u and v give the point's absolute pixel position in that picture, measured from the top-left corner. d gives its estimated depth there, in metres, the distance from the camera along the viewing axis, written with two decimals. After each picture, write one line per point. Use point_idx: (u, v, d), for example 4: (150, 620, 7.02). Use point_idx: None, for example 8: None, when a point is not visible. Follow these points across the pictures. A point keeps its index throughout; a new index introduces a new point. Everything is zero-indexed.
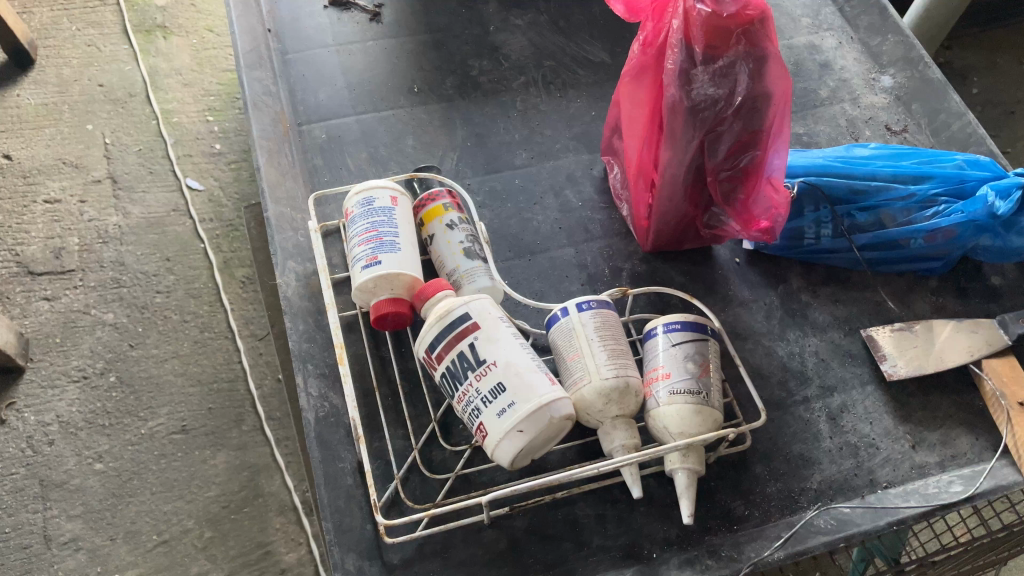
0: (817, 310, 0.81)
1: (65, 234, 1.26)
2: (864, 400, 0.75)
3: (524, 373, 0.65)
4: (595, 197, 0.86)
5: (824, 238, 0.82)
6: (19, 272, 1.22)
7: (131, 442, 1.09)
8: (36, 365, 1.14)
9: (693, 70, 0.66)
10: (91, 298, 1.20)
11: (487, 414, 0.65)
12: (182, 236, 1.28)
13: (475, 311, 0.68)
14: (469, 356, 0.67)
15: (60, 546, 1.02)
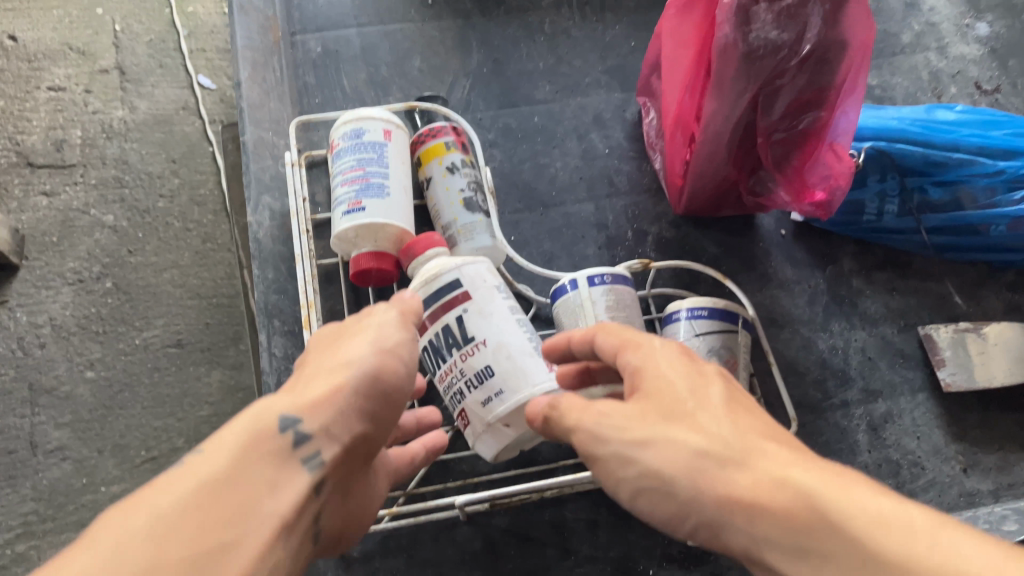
0: (869, 299, 0.69)
1: (68, 124, 1.10)
2: (914, 411, 0.65)
3: (518, 357, 0.52)
4: (624, 144, 0.75)
5: (888, 215, 0.69)
6: (19, 163, 1.07)
7: (125, 352, 0.98)
8: (31, 265, 1.02)
9: (755, 7, 0.53)
10: (91, 197, 1.06)
11: (471, 402, 0.53)
12: (191, 137, 1.11)
13: (467, 276, 0.54)
14: (455, 331, 0.53)
15: (46, 454, 0.93)
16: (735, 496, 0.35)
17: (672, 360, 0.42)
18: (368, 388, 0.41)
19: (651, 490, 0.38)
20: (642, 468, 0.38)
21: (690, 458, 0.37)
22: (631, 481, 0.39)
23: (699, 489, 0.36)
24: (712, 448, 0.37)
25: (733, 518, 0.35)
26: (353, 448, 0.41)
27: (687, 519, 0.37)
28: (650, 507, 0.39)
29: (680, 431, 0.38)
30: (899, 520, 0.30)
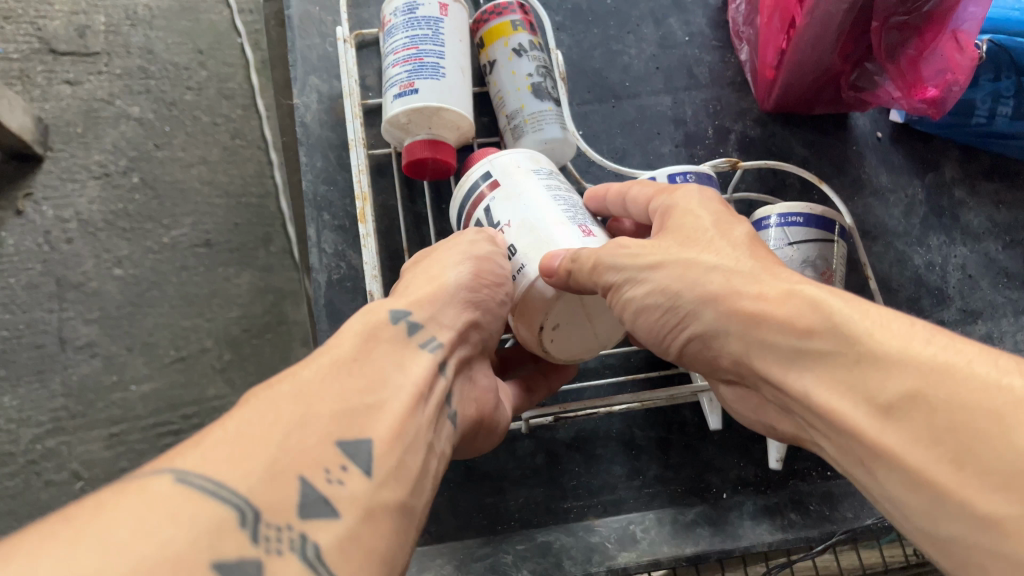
0: (972, 212, 0.63)
1: (91, 9, 1.00)
2: (1017, 334, 0.59)
3: (542, 227, 0.43)
4: (705, 33, 0.68)
5: (1000, 118, 0.62)
6: (40, 50, 0.98)
7: (153, 250, 0.92)
8: (56, 156, 0.94)
9: None
10: (116, 87, 0.97)
11: (503, 291, 0.45)
12: (218, 26, 1.01)
13: (502, 158, 0.46)
14: (485, 218, 0.46)
15: (76, 350, 0.89)
16: (750, 308, 0.36)
17: (704, 202, 0.43)
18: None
19: (656, 304, 0.40)
20: (662, 285, 0.40)
21: (710, 274, 0.39)
22: (637, 301, 0.40)
23: (712, 305, 0.38)
24: (737, 267, 0.38)
25: (737, 326, 0.37)
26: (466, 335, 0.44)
27: (689, 328, 0.40)
28: (650, 324, 0.41)
29: (703, 254, 0.40)
30: (902, 327, 0.32)
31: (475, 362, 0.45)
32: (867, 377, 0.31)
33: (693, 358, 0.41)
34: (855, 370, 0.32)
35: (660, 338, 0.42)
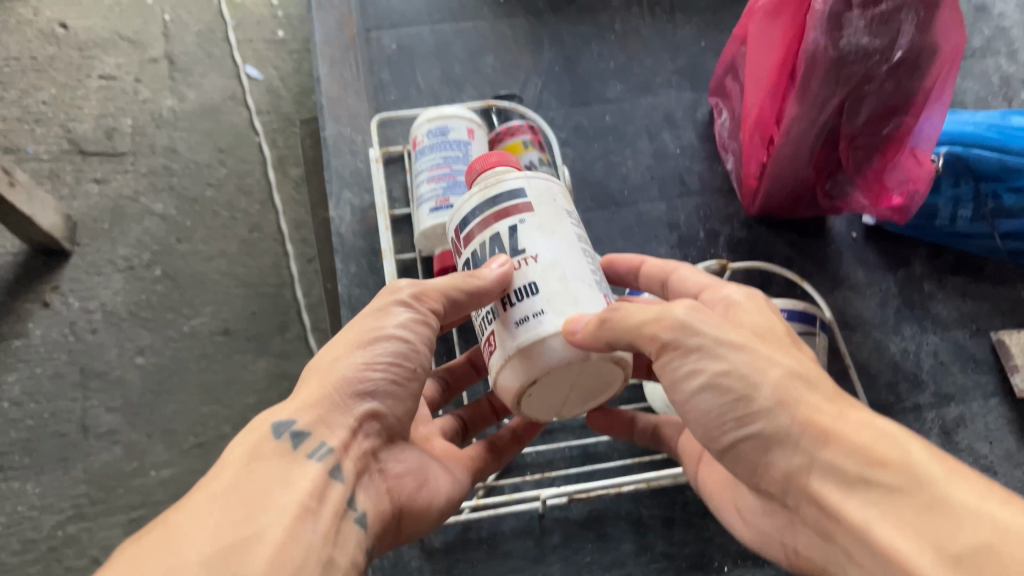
0: (941, 303, 0.70)
1: (118, 113, 1.11)
2: (986, 416, 0.65)
3: (574, 284, 0.38)
4: (695, 145, 0.76)
5: (961, 220, 0.69)
6: (69, 150, 1.08)
7: (172, 339, 0.98)
8: (83, 251, 1.02)
9: (847, 13, 0.53)
10: (140, 185, 1.07)
11: (503, 326, 0.39)
12: (237, 127, 1.13)
13: (541, 183, 0.41)
14: (504, 238, 0.40)
15: (97, 437, 0.92)
16: (823, 412, 0.36)
17: (765, 308, 0.43)
18: (380, 361, 0.42)
19: (732, 390, 0.38)
20: (739, 370, 0.38)
21: (789, 380, 0.37)
22: (700, 376, 0.38)
23: (787, 404, 0.36)
24: (804, 373, 0.38)
25: (806, 432, 0.36)
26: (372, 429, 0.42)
27: (751, 425, 0.37)
28: (703, 410, 0.39)
29: (778, 356, 0.39)
30: (979, 481, 0.32)
31: (387, 452, 0.44)
32: (935, 524, 0.31)
33: (738, 459, 0.39)
34: (924, 515, 0.31)
35: (711, 433, 0.39)
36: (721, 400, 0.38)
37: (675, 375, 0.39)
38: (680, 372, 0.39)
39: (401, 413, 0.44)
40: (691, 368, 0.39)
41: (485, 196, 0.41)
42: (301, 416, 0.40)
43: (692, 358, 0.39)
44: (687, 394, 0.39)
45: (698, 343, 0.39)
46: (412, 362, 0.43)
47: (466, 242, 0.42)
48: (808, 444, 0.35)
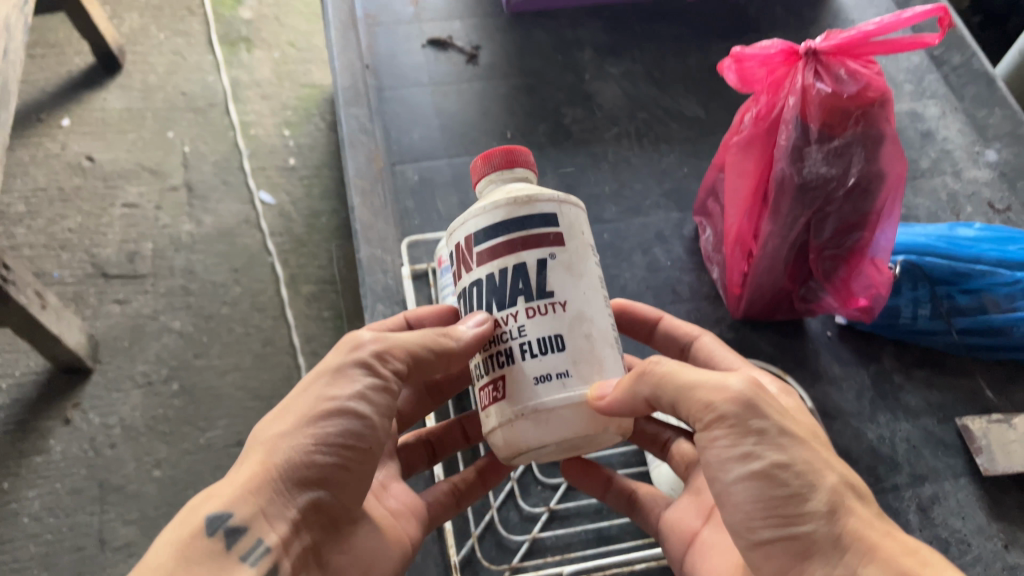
0: (910, 393, 0.78)
1: (140, 239, 1.29)
2: (957, 493, 0.72)
3: (597, 342, 0.45)
4: (684, 258, 0.86)
5: (922, 318, 0.79)
6: (94, 273, 1.24)
7: (188, 451, 1.09)
8: (103, 368, 1.15)
9: (807, 147, 0.64)
10: (160, 305, 1.22)
11: (522, 371, 0.44)
12: (250, 248, 1.31)
13: (571, 217, 0.46)
14: (536, 273, 0.45)
15: (113, 551, 1.00)
16: (864, 528, 0.40)
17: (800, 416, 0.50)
18: (326, 443, 0.46)
19: (785, 488, 0.41)
20: (795, 467, 0.42)
21: (838, 489, 0.42)
22: (749, 465, 0.42)
23: (832, 511, 0.41)
24: (851, 485, 0.43)
25: (853, 542, 0.40)
26: (314, 518, 0.46)
27: (795, 527, 0.41)
28: (742, 501, 0.42)
29: (830, 464, 0.43)
30: None
31: (329, 536, 0.48)
32: None
33: (767, 557, 0.42)
34: None
35: (745, 523, 0.43)
36: (765, 497, 0.42)
37: (722, 456, 0.43)
38: (730, 459, 0.43)
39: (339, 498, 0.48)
40: (743, 454, 0.42)
41: (518, 219, 0.45)
42: (239, 509, 0.44)
43: (750, 442, 0.42)
44: (727, 480, 0.43)
45: (766, 436, 0.42)
46: (357, 444, 0.47)
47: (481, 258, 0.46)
48: (848, 554, 0.40)
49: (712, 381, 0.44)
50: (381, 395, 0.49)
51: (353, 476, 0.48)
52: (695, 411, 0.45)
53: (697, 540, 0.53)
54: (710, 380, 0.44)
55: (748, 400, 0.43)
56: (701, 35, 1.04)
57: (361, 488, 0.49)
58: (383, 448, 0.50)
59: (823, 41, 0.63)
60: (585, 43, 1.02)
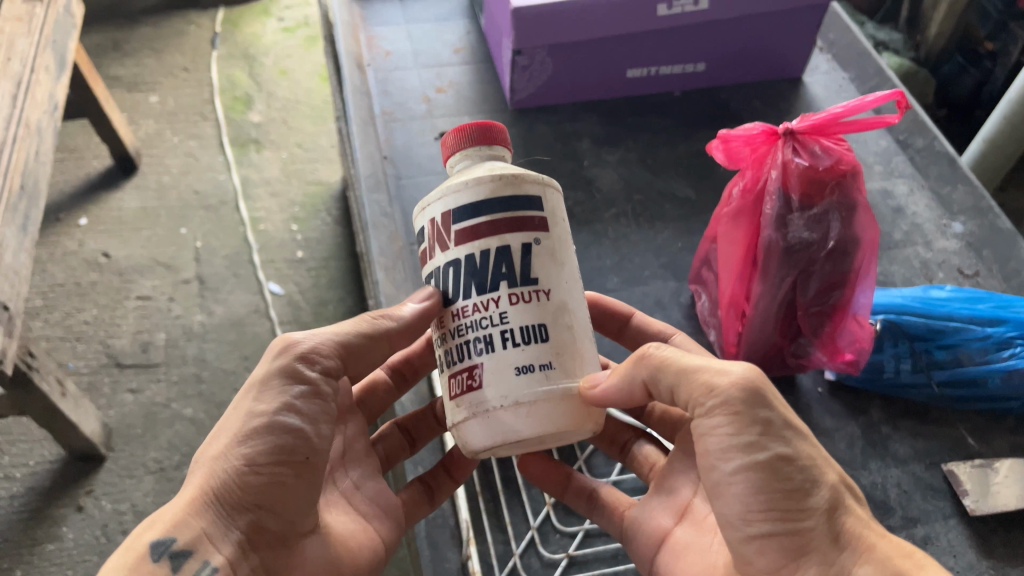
0: (897, 442, 0.84)
1: (153, 329, 1.59)
2: (948, 533, 0.77)
3: (577, 333, 0.54)
4: (682, 322, 0.93)
5: (904, 372, 0.85)
6: (109, 362, 1.54)
7: None
8: (116, 455, 1.40)
9: (789, 215, 0.73)
10: (172, 394, 1.50)
11: (502, 364, 0.51)
12: (260, 335, 1.61)
13: (549, 205, 0.55)
14: (520, 256, 0.53)
15: None
16: (858, 529, 0.49)
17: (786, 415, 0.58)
18: (254, 460, 0.52)
19: (789, 480, 0.48)
20: (798, 462, 0.49)
21: (836, 487, 0.50)
22: (749, 458, 0.49)
23: (832, 509, 0.49)
24: (845, 483, 0.51)
25: (852, 541, 0.48)
26: (255, 536, 0.52)
27: (797, 522, 0.48)
28: (738, 499, 0.49)
29: (827, 463, 0.51)
30: None
31: (277, 552, 0.54)
32: None
33: (760, 550, 0.49)
34: None
35: (744, 517, 0.49)
36: (768, 489, 0.48)
37: (726, 447, 0.50)
38: (734, 449, 0.49)
39: (279, 513, 0.53)
40: (746, 442, 0.49)
41: (505, 203, 0.53)
42: (181, 533, 0.49)
43: (755, 433, 0.49)
44: (729, 468, 0.50)
45: (772, 430, 0.49)
46: (288, 454, 0.53)
47: (465, 236, 0.53)
48: (847, 552, 0.48)
49: (715, 368, 0.52)
50: (308, 402, 0.55)
51: (290, 488, 0.53)
52: (697, 391, 0.52)
53: (670, 538, 0.60)
54: (714, 367, 0.52)
55: (752, 392, 0.50)
56: (687, 125, 1.15)
57: (303, 502, 0.54)
58: (317, 457, 0.55)
59: (799, 122, 0.73)
60: (583, 134, 1.12)
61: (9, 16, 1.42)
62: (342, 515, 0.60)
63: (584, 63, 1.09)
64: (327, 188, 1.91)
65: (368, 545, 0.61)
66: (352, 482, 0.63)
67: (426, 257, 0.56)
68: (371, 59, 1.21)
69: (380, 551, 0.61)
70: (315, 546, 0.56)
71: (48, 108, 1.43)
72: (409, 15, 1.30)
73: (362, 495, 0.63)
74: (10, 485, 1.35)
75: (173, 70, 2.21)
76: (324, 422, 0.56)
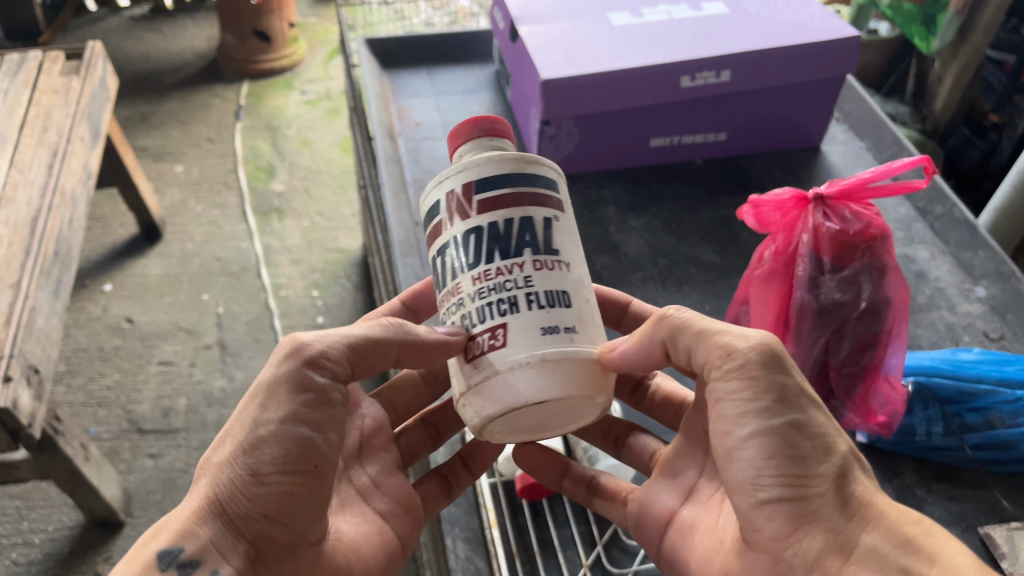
0: (933, 505, 0.84)
1: (174, 394, 1.60)
2: None
3: (591, 310, 0.61)
4: None
5: (935, 435, 0.85)
6: (130, 427, 1.53)
7: None
8: (134, 521, 1.39)
9: (821, 277, 0.78)
10: (191, 459, 1.49)
11: (529, 324, 0.56)
12: None
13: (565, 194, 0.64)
14: (541, 228, 0.60)
15: None
16: (869, 497, 0.53)
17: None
18: (264, 471, 0.57)
19: (800, 447, 0.53)
20: (811, 431, 0.54)
21: (847, 457, 0.54)
22: (762, 426, 0.54)
23: (841, 475, 0.53)
24: (854, 455, 0.56)
25: (859, 510, 0.52)
26: (262, 544, 0.58)
27: (806, 489, 0.52)
28: (748, 464, 0.54)
29: (839, 438, 0.56)
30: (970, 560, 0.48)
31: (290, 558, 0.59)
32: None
33: (768, 515, 0.54)
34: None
35: (757, 480, 0.54)
36: (780, 451, 0.53)
37: (744, 419, 0.55)
38: (750, 414, 0.55)
39: (290, 523, 0.58)
40: (763, 406, 0.54)
41: (526, 178, 0.60)
42: (188, 542, 0.55)
43: (772, 404, 0.54)
44: (744, 432, 0.55)
45: (789, 397, 0.55)
46: (298, 463, 0.58)
47: (489, 204, 0.59)
48: (856, 520, 0.52)
49: (737, 336, 0.58)
50: (312, 406, 0.60)
51: (301, 496, 0.58)
52: (718, 354, 0.58)
53: (677, 517, 0.67)
54: (735, 333, 0.58)
55: (769, 361, 0.56)
56: (710, 193, 1.18)
57: (312, 511, 0.59)
58: (327, 461, 0.60)
59: (828, 188, 0.78)
60: (608, 201, 1.16)
61: (46, 88, 1.52)
62: (350, 520, 0.67)
63: (610, 131, 1.12)
64: (346, 255, 1.94)
65: (376, 546, 0.66)
66: (369, 478, 0.71)
67: (441, 229, 0.61)
68: (401, 129, 1.25)
69: (389, 552, 0.67)
70: (329, 550, 0.62)
71: (83, 177, 1.44)
72: (436, 88, 1.35)
73: (380, 493, 0.70)
74: (27, 552, 1.33)
75: (198, 141, 2.27)
76: (329, 428, 0.61)
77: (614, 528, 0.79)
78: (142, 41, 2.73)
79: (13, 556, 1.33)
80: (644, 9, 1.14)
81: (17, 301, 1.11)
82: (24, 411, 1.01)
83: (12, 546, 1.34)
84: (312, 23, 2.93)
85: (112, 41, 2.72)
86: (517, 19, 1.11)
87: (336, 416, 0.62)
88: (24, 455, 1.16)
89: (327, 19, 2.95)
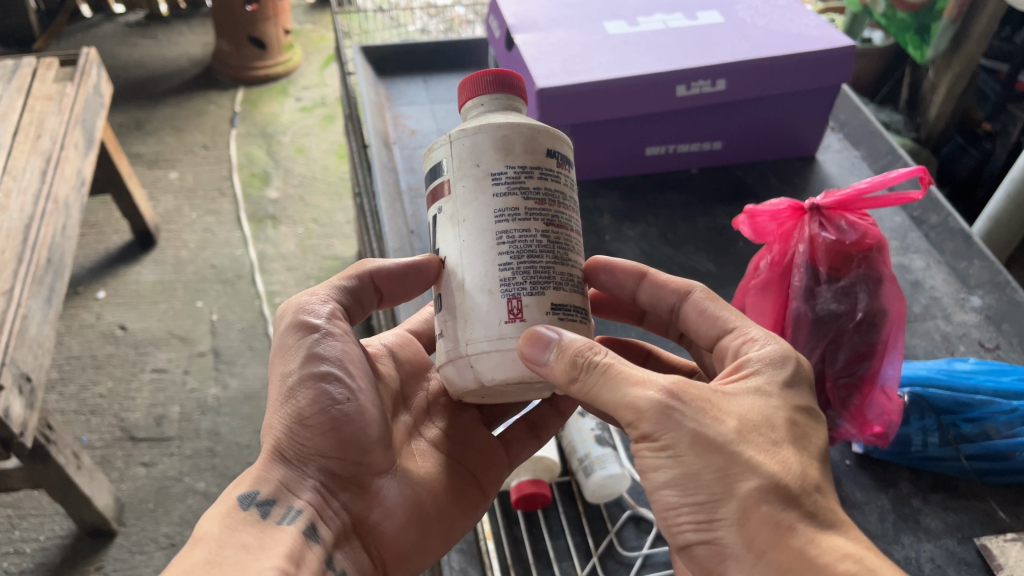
0: (929, 516, 0.83)
1: (167, 402, 1.59)
2: None
3: (467, 296, 0.58)
4: None
5: (932, 445, 0.85)
6: (123, 435, 1.52)
7: None
8: (126, 531, 1.37)
9: (818, 288, 0.78)
10: (185, 468, 1.48)
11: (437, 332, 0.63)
12: None
13: (453, 165, 0.60)
14: (434, 229, 0.63)
15: None
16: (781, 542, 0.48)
17: (762, 397, 0.55)
18: (304, 414, 0.60)
19: (695, 494, 0.51)
20: (704, 478, 0.51)
21: (752, 497, 0.49)
22: (663, 478, 0.53)
23: (744, 513, 0.49)
24: (777, 486, 0.49)
25: (772, 553, 0.48)
26: (325, 482, 0.62)
27: (713, 532, 0.51)
28: (666, 508, 0.53)
29: (751, 469, 0.50)
30: None
31: (355, 495, 0.63)
32: None
33: (691, 555, 0.53)
34: None
35: (675, 524, 0.53)
36: (684, 491, 0.52)
37: (651, 467, 0.54)
38: (656, 463, 0.53)
39: (346, 457, 0.62)
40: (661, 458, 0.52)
41: (429, 177, 0.63)
42: (263, 486, 0.58)
43: (664, 454, 0.52)
44: (654, 479, 0.54)
45: (686, 446, 0.51)
46: (335, 402, 0.61)
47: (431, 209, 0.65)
48: (764, 562, 0.48)
49: (630, 397, 0.53)
50: (337, 347, 0.63)
51: (351, 429, 0.61)
52: (623, 417, 0.54)
53: None
54: (638, 381, 0.54)
55: (658, 414, 0.52)
56: (706, 202, 1.18)
57: (368, 443, 0.63)
58: (370, 398, 0.63)
59: (824, 198, 0.78)
60: (604, 210, 1.16)
61: (40, 95, 1.51)
62: (422, 461, 0.70)
63: (605, 139, 1.12)
64: (341, 262, 1.93)
65: (442, 481, 0.69)
66: (440, 431, 0.74)
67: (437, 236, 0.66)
68: (397, 137, 1.25)
69: (461, 483, 0.71)
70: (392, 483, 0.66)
71: (76, 184, 1.44)
72: (432, 96, 1.35)
73: (452, 442, 0.73)
74: (19, 561, 1.32)
75: (193, 147, 2.27)
76: (355, 363, 0.63)
77: (610, 539, 0.78)
78: (137, 48, 2.72)
79: (5, 565, 1.31)
80: (640, 17, 1.14)
81: (10, 308, 1.10)
82: (16, 420, 1.00)
83: (3, 555, 1.33)
84: (308, 30, 2.93)
85: (107, 48, 2.71)
86: (512, 27, 1.11)
87: (357, 354, 0.64)
88: (16, 464, 1.15)
89: (322, 26, 2.95)
